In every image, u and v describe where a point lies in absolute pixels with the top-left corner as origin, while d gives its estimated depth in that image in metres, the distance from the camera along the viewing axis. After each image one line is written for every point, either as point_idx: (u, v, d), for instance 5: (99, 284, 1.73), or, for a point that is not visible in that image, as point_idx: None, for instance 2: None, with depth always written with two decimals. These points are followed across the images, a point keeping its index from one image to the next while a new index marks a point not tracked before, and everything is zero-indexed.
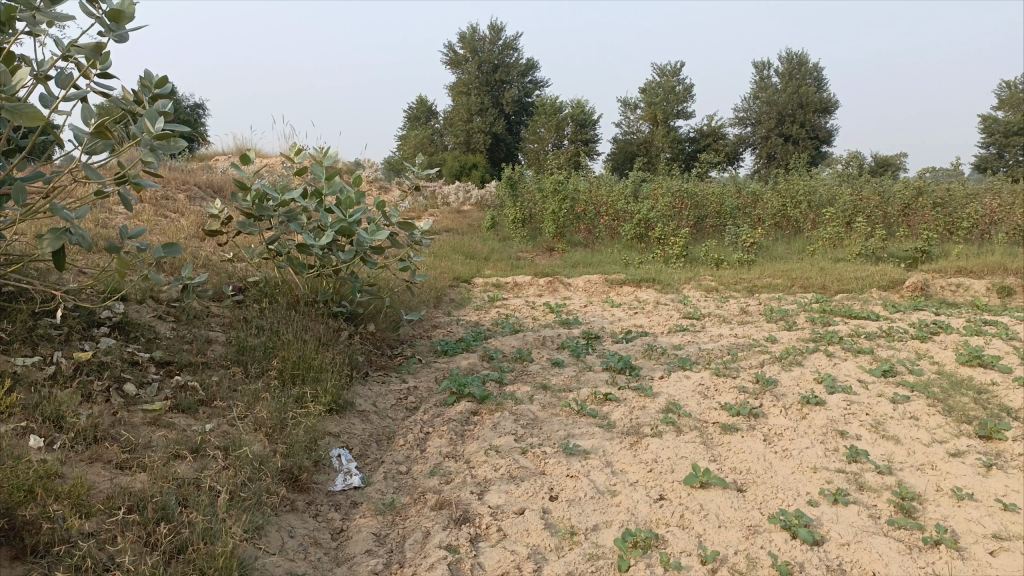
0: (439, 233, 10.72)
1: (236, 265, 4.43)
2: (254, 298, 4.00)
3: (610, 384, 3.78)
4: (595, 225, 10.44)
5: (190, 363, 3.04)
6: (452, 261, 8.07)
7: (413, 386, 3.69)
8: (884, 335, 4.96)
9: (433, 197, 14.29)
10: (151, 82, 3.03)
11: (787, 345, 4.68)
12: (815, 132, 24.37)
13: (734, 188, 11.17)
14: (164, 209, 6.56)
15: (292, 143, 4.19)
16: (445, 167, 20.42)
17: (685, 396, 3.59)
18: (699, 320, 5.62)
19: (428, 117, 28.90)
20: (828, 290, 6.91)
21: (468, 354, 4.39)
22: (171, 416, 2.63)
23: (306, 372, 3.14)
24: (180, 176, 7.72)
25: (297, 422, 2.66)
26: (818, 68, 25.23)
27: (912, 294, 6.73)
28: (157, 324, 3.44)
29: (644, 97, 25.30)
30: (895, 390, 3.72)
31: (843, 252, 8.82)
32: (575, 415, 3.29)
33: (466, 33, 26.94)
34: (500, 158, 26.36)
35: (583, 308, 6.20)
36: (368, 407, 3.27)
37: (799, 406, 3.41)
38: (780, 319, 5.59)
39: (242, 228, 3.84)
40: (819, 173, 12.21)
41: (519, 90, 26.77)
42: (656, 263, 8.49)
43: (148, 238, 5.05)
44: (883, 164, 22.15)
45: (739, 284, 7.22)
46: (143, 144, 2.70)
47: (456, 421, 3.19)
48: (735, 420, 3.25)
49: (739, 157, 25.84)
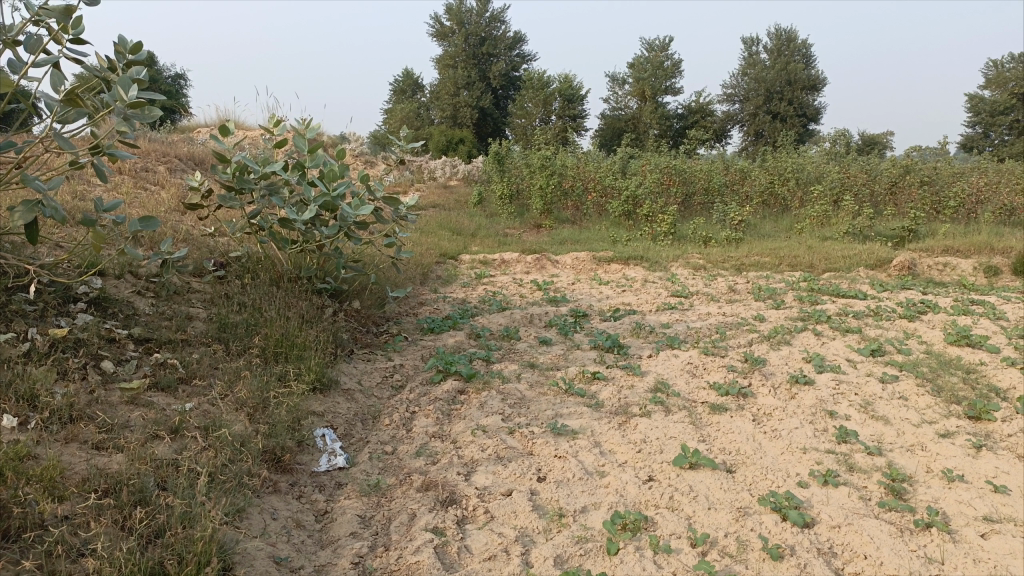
0: (426, 209, 10.61)
1: (218, 239, 4.34)
2: (236, 274, 3.92)
3: (598, 363, 3.75)
4: (583, 201, 10.38)
5: (169, 341, 2.96)
6: (439, 237, 7.99)
7: (399, 364, 3.64)
8: (872, 314, 4.95)
9: (419, 172, 14.15)
10: (125, 48, 2.97)
11: (776, 323, 4.66)
12: (803, 109, 24.31)
13: (723, 165, 11.12)
14: (144, 182, 6.43)
15: (273, 114, 4.09)
16: (432, 141, 20.23)
17: (673, 375, 3.56)
18: (688, 298, 5.59)
19: (414, 91, 28.59)
20: (816, 268, 6.89)
21: (455, 331, 4.34)
22: (151, 395, 2.56)
23: (290, 350, 3.08)
24: (161, 149, 7.57)
25: (280, 401, 2.60)
26: (807, 44, 25.10)
27: (899, 273, 6.73)
28: (136, 300, 3.36)
29: (633, 72, 25.12)
30: (884, 370, 3.71)
31: (830, 230, 8.81)
32: (563, 394, 3.25)
33: (453, 6, 26.58)
34: (487, 133, 26.16)
35: (570, 286, 6.16)
36: (353, 386, 3.22)
37: (788, 386, 3.39)
38: (768, 298, 5.57)
39: (224, 202, 3.76)
40: (808, 151, 12.17)
41: (507, 64, 26.49)
42: (644, 240, 8.45)
43: (127, 212, 4.94)
44: (870, 142, 22.15)
45: (727, 262, 7.19)
46: (116, 113, 2.61)
47: (442, 400, 3.15)
48: (724, 400, 3.22)
49: (727, 135, 25.78)
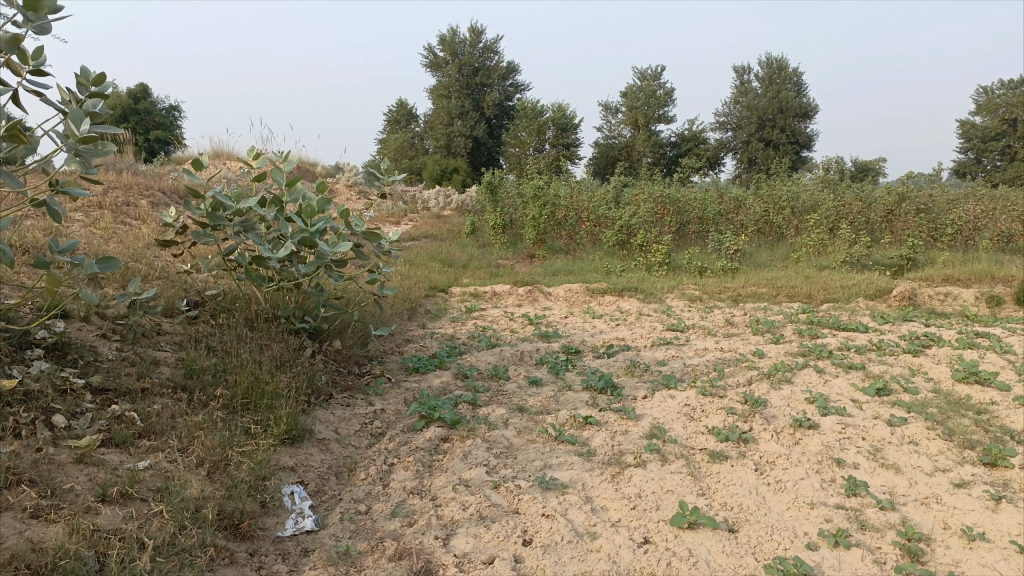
0: (417, 240, 10.45)
1: (193, 276, 4.16)
2: (210, 314, 3.74)
3: (591, 406, 3.54)
4: (577, 231, 10.24)
5: (129, 391, 2.76)
6: (429, 269, 7.82)
7: (380, 409, 3.44)
8: (874, 349, 4.77)
9: (412, 202, 14.03)
10: (88, 79, 2.81)
11: (775, 359, 4.48)
12: (795, 136, 24.38)
13: (717, 194, 11.03)
14: (124, 217, 6.25)
15: (251, 146, 3.92)
16: (426, 171, 20.17)
17: (670, 418, 3.36)
18: (683, 333, 5.41)
19: (408, 121, 28.61)
20: (814, 299, 6.73)
21: (441, 371, 4.15)
22: (103, 452, 2.36)
23: (260, 399, 2.88)
24: (143, 182, 7.41)
25: (243, 458, 2.41)
26: (799, 73, 25.22)
27: (899, 303, 6.57)
28: (98, 345, 3.17)
29: (626, 101, 25.17)
30: (892, 411, 3.52)
31: (827, 259, 8.67)
32: (552, 441, 3.05)
33: (446, 36, 26.69)
34: (481, 162, 26.14)
35: (563, 319, 5.97)
36: (329, 435, 3.02)
37: (792, 430, 3.20)
38: (766, 331, 5.39)
39: (197, 239, 3.60)
40: (802, 178, 12.08)
41: (500, 94, 26.54)
42: (639, 271, 8.29)
43: (100, 247, 4.76)
44: (863, 169, 22.18)
45: (723, 293, 7.02)
46: (67, 149, 2.45)
47: (424, 449, 2.95)
48: (724, 447, 3.03)
49: (720, 163, 25.81)
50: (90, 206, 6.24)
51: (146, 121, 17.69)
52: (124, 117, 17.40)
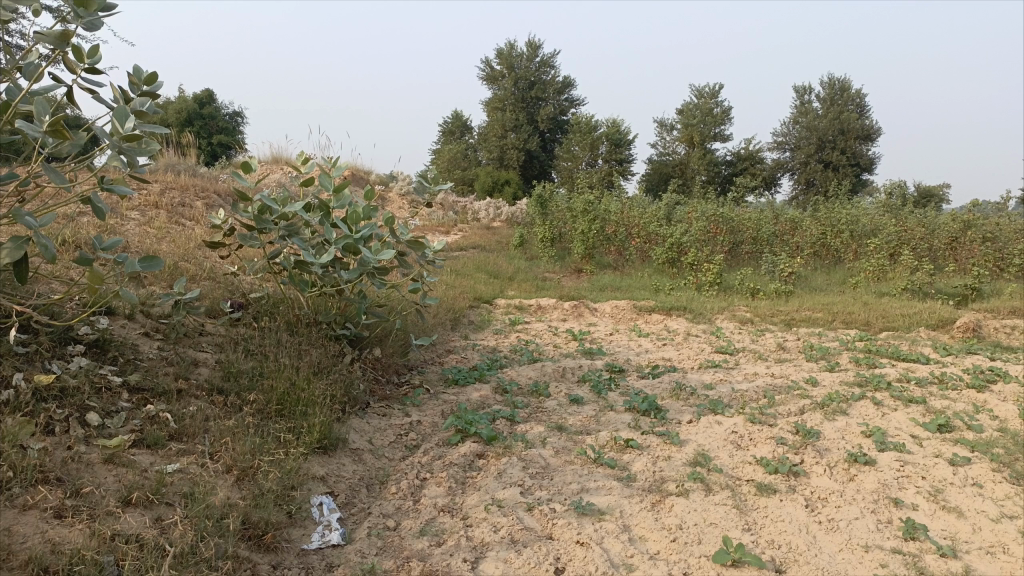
0: (465, 250, 10.44)
1: (239, 279, 4.17)
2: (252, 317, 3.74)
3: (633, 428, 3.42)
4: (626, 247, 10.08)
5: (165, 391, 2.75)
6: (475, 280, 7.77)
7: (416, 421, 3.37)
8: (936, 383, 4.53)
9: (462, 213, 14.06)
10: (140, 78, 2.84)
11: (829, 389, 4.28)
12: (856, 159, 23.79)
13: (772, 215, 10.77)
14: (179, 217, 6.36)
15: (300, 151, 3.92)
16: (478, 182, 20.22)
17: (716, 446, 3.22)
18: (733, 356, 5.24)
19: (462, 132, 28.79)
20: (871, 327, 6.48)
21: (480, 385, 4.07)
22: (134, 452, 2.34)
23: (294, 406, 2.84)
24: (200, 184, 7.55)
25: (272, 466, 2.36)
26: (861, 94, 24.61)
27: (963, 335, 6.26)
28: (140, 344, 3.18)
29: (682, 118, 24.90)
30: (954, 450, 3.31)
31: (887, 285, 8.36)
32: (590, 463, 2.94)
33: (503, 50, 26.84)
34: (533, 175, 26.14)
35: (608, 337, 5.84)
36: (363, 445, 2.97)
37: (846, 466, 3.02)
38: (820, 359, 5.18)
39: (243, 241, 3.60)
40: (861, 201, 11.72)
41: (555, 108, 26.53)
42: (688, 290, 8.11)
43: (152, 246, 4.83)
44: (926, 194, 21.47)
45: (776, 316, 6.81)
46: (110, 147, 2.47)
47: (457, 466, 2.87)
48: (773, 479, 2.87)
49: (776, 183, 25.31)
50: (147, 206, 6.36)
51: (209, 126, 18.15)
52: (189, 121, 17.89)
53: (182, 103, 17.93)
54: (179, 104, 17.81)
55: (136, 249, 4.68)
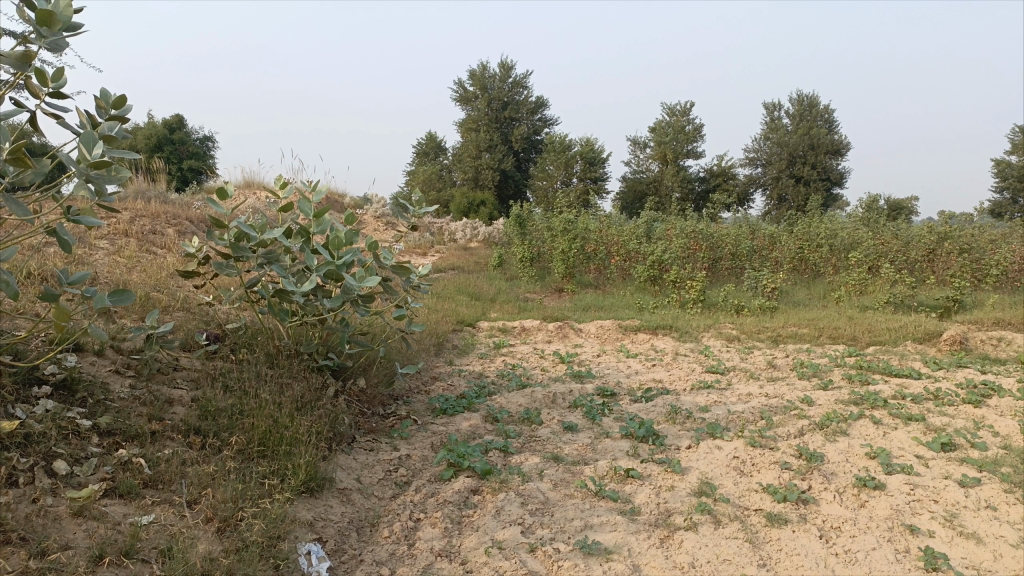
0: (444, 272, 10.30)
1: (215, 309, 3.99)
2: (230, 349, 3.57)
3: (631, 457, 3.28)
4: (607, 265, 9.99)
5: (138, 434, 2.57)
6: (456, 303, 7.63)
7: (405, 455, 3.21)
8: (932, 399, 4.46)
9: (440, 235, 13.93)
10: (107, 102, 2.71)
11: (827, 408, 4.18)
12: (826, 173, 24.02)
13: (749, 231, 10.77)
14: (150, 245, 6.15)
15: (277, 175, 3.77)
16: (453, 203, 20.11)
17: (719, 473, 3.09)
18: (724, 376, 5.14)
19: (436, 153, 28.72)
20: (858, 342, 6.42)
21: (469, 414, 3.91)
22: (105, 503, 2.17)
23: (277, 444, 2.67)
24: (171, 211, 7.34)
25: (257, 514, 2.20)
26: (830, 109, 24.93)
27: (950, 348, 6.22)
28: (111, 382, 3.00)
29: (655, 136, 25.04)
30: (961, 470, 3.22)
31: (869, 299, 8.35)
32: (592, 497, 2.80)
33: (475, 70, 26.85)
34: (509, 195, 26.10)
35: (595, 358, 5.72)
36: (351, 484, 2.80)
37: (855, 491, 2.93)
38: (812, 376, 5.09)
39: (220, 270, 3.44)
40: (837, 215, 11.77)
41: (529, 128, 26.57)
42: (672, 308, 8.03)
43: (122, 275, 4.64)
44: (896, 207, 21.70)
45: (762, 333, 6.74)
46: (77, 175, 2.31)
47: (452, 503, 2.72)
48: (782, 508, 2.76)
49: (749, 198, 25.48)
50: (117, 234, 6.15)
51: (180, 151, 17.88)
52: (159, 146, 17.61)
53: (152, 129, 17.65)
54: (149, 129, 17.57)
55: (106, 279, 4.49)
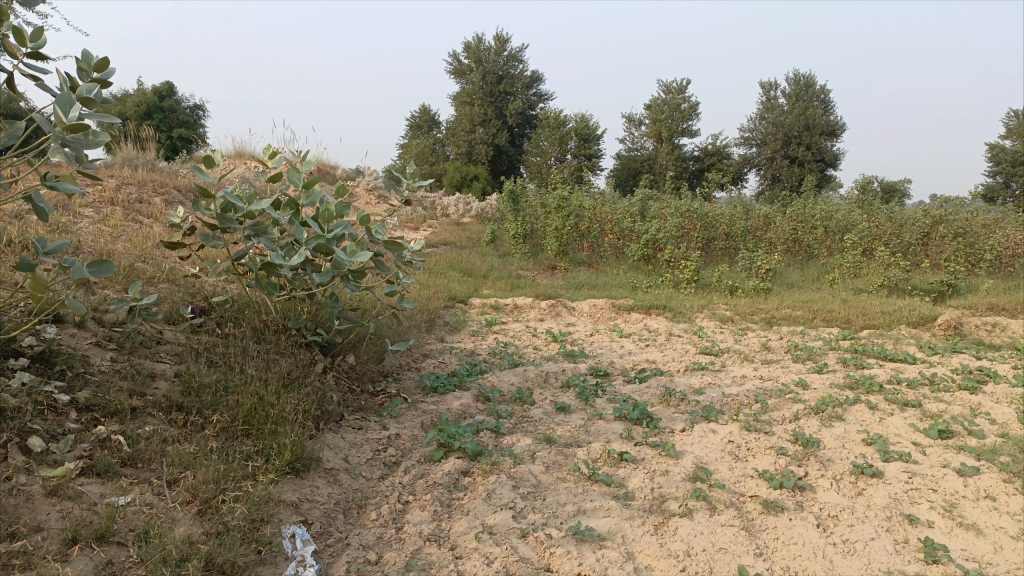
0: (437, 248, 10.19)
1: (201, 281, 3.89)
2: (216, 323, 3.48)
3: (625, 439, 3.22)
4: (600, 243, 9.91)
5: (118, 410, 2.49)
6: (448, 279, 7.54)
7: (394, 434, 3.14)
8: (928, 384, 4.41)
9: (432, 209, 13.80)
10: (88, 64, 2.59)
11: (822, 392, 4.13)
12: (821, 154, 23.90)
13: (743, 211, 10.69)
14: (136, 215, 6.01)
15: (266, 144, 3.65)
16: (446, 178, 19.93)
17: (714, 458, 3.04)
18: (718, 357, 5.08)
19: (430, 127, 28.44)
20: (852, 325, 6.38)
21: (460, 392, 3.84)
22: (81, 482, 2.09)
23: (262, 423, 2.58)
24: (158, 180, 7.19)
25: (240, 495, 2.12)
26: (826, 90, 24.74)
27: (945, 333, 6.18)
28: (91, 355, 2.91)
29: (650, 114, 24.84)
30: (959, 458, 3.18)
31: (863, 282, 8.31)
32: (584, 481, 2.74)
33: (471, 43, 26.48)
34: (502, 170, 25.90)
35: (588, 338, 5.65)
36: (338, 464, 2.73)
37: (852, 478, 2.89)
38: (807, 360, 5.04)
39: (206, 241, 3.34)
40: (832, 197, 11.69)
41: (524, 103, 26.30)
42: (666, 288, 7.96)
43: (107, 245, 4.52)
44: (889, 189, 21.65)
45: (756, 314, 6.68)
46: (53, 139, 2.19)
47: (442, 485, 2.65)
48: (779, 495, 2.71)
49: (743, 178, 25.38)
50: (102, 202, 6.02)
51: (170, 119, 17.61)
52: (149, 114, 17.35)
53: (142, 96, 17.38)
54: (139, 96, 17.29)
55: (89, 248, 4.37)
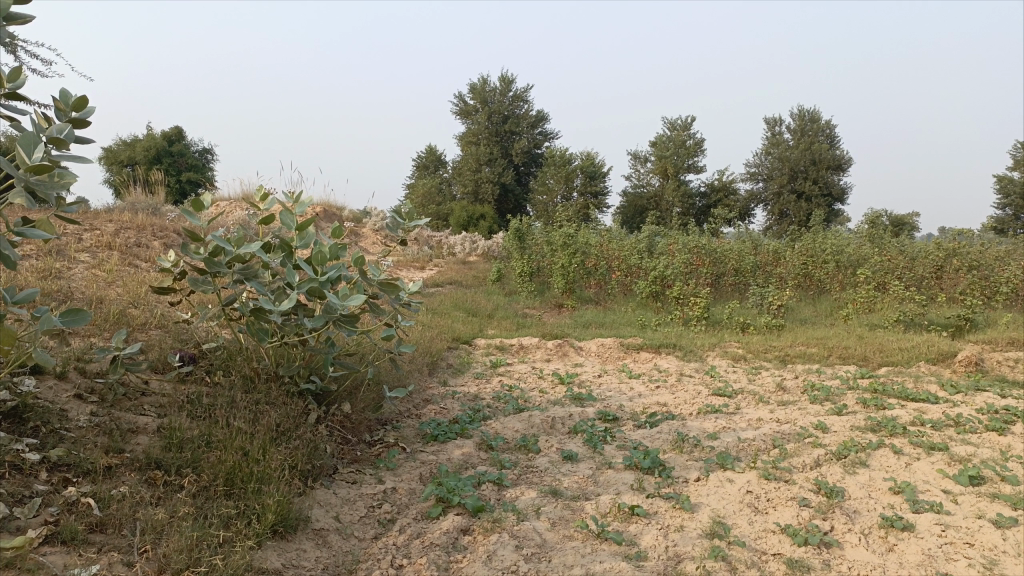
0: (442, 287, 10.04)
1: (193, 327, 3.75)
2: (206, 371, 3.33)
3: (637, 491, 3.02)
4: (607, 280, 9.76)
5: (92, 469, 2.33)
6: (452, 319, 7.39)
7: (390, 488, 2.96)
8: (953, 425, 4.20)
9: (438, 248, 13.71)
10: (66, 104, 2.54)
11: (842, 435, 3.92)
12: (828, 189, 23.79)
13: (752, 246, 10.55)
14: (133, 259, 5.90)
15: (258, 185, 3.53)
16: (452, 217, 19.90)
17: (732, 511, 2.84)
18: (731, 399, 4.88)
19: (436, 166, 28.56)
20: (869, 362, 6.17)
21: (462, 441, 3.66)
22: (45, 551, 1.92)
23: (245, 482, 2.42)
24: (158, 224, 7.11)
25: (216, 565, 1.95)
26: (831, 125, 24.76)
27: (966, 370, 5.96)
28: (70, 408, 2.76)
29: (655, 151, 24.88)
30: (994, 507, 2.97)
31: (878, 317, 8.10)
32: (593, 539, 2.55)
33: (476, 84, 26.70)
34: (508, 209, 25.91)
35: (595, 379, 5.46)
36: (328, 524, 2.55)
37: (882, 532, 2.69)
38: (825, 400, 4.83)
39: (195, 286, 3.20)
40: (841, 231, 11.54)
41: (530, 141, 26.41)
42: (675, 326, 7.78)
43: (99, 291, 4.39)
44: (898, 223, 21.51)
45: (769, 352, 6.49)
46: (17, 182, 2.08)
47: (441, 546, 2.47)
48: (804, 553, 2.52)
49: (750, 213, 25.30)
50: (99, 247, 5.92)
51: (179, 163, 17.70)
52: (158, 159, 17.48)
53: (151, 141, 17.54)
54: (148, 142, 17.46)
55: (81, 293, 4.25)
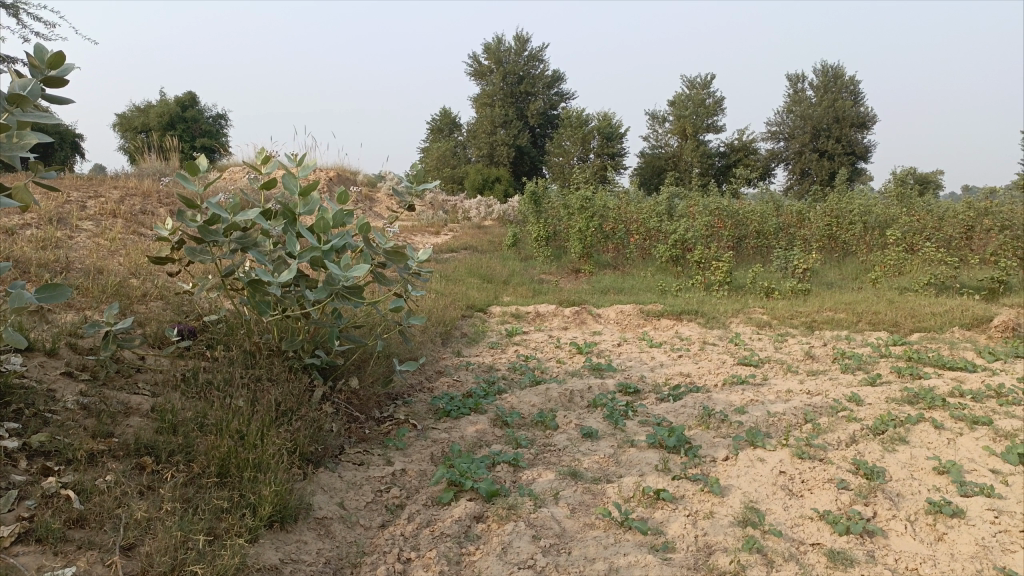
0: (456, 253, 9.82)
1: (193, 299, 3.56)
2: (204, 346, 3.15)
3: (661, 472, 2.82)
4: (626, 244, 9.50)
5: (76, 456, 2.17)
6: (467, 286, 7.19)
7: (399, 470, 2.78)
8: (995, 396, 3.96)
9: (453, 212, 13.48)
10: (42, 61, 2.33)
11: (878, 408, 3.70)
12: (851, 147, 23.19)
13: (775, 207, 10.23)
14: (138, 228, 5.72)
15: (259, 148, 3.30)
16: (468, 180, 19.61)
17: (765, 495, 2.64)
18: (757, 368, 4.66)
19: (451, 129, 28.15)
20: (901, 328, 5.91)
21: (476, 417, 3.48)
22: (18, 551, 1.77)
23: (241, 469, 2.25)
24: (164, 190, 6.92)
25: (201, 569, 1.79)
26: (855, 81, 24.01)
27: (1002, 335, 5.70)
28: (58, 388, 2.60)
29: (674, 110, 24.31)
30: None
31: (908, 280, 7.81)
32: (616, 528, 2.36)
33: (491, 44, 26.13)
34: (525, 171, 25.52)
35: (615, 348, 5.25)
36: (332, 512, 2.38)
37: (930, 519, 2.49)
38: (857, 369, 4.60)
39: (191, 255, 3.00)
40: (868, 191, 11.16)
41: (545, 102, 25.89)
42: (697, 291, 7.53)
43: (98, 261, 4.21)
44: (924, 181, 20.92)
45: (796, 318, 6.24)
46: None
47: (452, 536, 2.30)
48: (846, 544, 2.33)
49: (771, 173, 24.77)
50: (103, 215, 5.75)
51: (193, 129, 17.45)
52: (171, 124, 17.31)
53: (164, 106, 17.36)
54: (161, 107, 17.28)
55: (80, 264, 4.08)
